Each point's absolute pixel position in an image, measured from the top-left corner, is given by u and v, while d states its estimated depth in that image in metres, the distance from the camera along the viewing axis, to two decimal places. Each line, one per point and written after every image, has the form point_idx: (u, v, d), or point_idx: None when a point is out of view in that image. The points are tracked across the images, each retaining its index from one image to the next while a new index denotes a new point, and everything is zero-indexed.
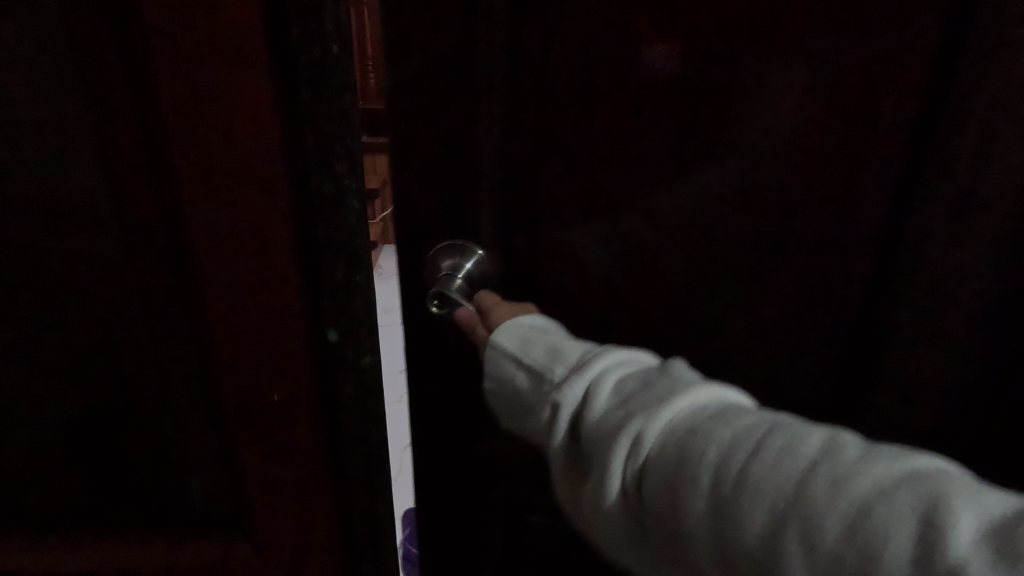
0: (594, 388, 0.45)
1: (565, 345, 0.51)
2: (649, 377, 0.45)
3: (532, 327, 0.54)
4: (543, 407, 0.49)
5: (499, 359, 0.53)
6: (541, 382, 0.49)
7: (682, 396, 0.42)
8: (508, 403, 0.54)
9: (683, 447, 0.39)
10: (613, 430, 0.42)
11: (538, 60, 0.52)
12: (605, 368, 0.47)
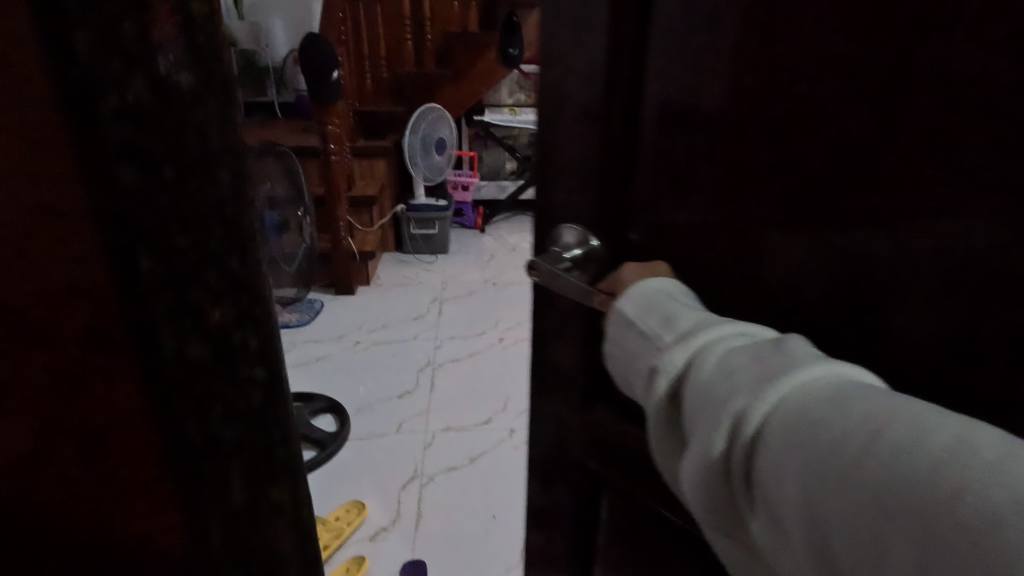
0: (696, 361, 0.44)
1: (678, 316, 0.49)
2: (757, 354, 0.42)
3: (657, 291, 0.53)
4: (649, 364, 0.49)
5: (620, 320, 0.54)
6: (651, 349, 0.49)
7: (788, 375, 0.39)
8: (625, 368, 0.54)
9: (796, 425, 0.36)
10: (709, 403, 0.41)
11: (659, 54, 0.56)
12: (708, 344, 0.45)
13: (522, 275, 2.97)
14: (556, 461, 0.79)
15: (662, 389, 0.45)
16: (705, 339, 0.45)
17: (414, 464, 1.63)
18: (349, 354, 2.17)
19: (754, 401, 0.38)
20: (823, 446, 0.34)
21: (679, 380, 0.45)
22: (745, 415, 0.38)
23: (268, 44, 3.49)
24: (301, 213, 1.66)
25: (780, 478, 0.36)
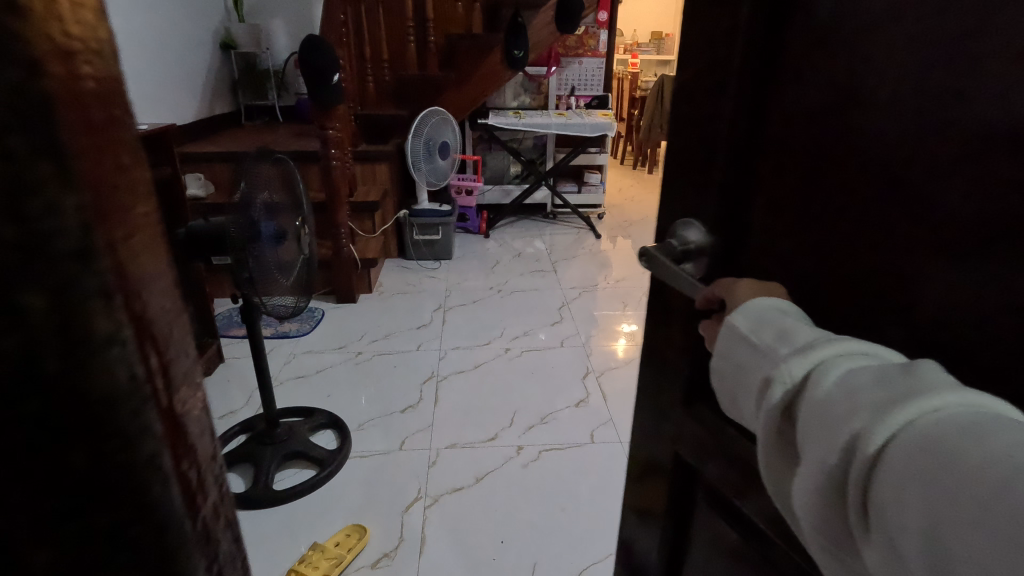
0: (820, 370, 0.37)
1: (791, 326, 0.42)
2: (886, 376, 0.34)
3: (769, 305, 0.45)
4: (757, 376, 0.42)
5: (725, 331, 0.46)
6: (762, 361, 0.42)
7: (923, 403, 0.31)
8: (723, 380, 0.47)
9: (936, 463, 0.29)
10: (827, 429, 0.34)
11: (725, 56, 0.51)
12: (819, 360, 0.37)
13: (527, 282, 2.90)
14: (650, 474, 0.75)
15: (775, 399, 0.38)
16: (833, 348, 0.38)
17: (418, 484, 1.56)
18: (349, 366, 2.10)
19: (878, 435, 0.31)
20: (979, 497, 0.27)
21: (796, 393, 0.38)
22: (868, 447, 0.31)
23: (269, 48, 3.44)
24: (299, 223, 1.55)
25: (910, 527, 0.29)
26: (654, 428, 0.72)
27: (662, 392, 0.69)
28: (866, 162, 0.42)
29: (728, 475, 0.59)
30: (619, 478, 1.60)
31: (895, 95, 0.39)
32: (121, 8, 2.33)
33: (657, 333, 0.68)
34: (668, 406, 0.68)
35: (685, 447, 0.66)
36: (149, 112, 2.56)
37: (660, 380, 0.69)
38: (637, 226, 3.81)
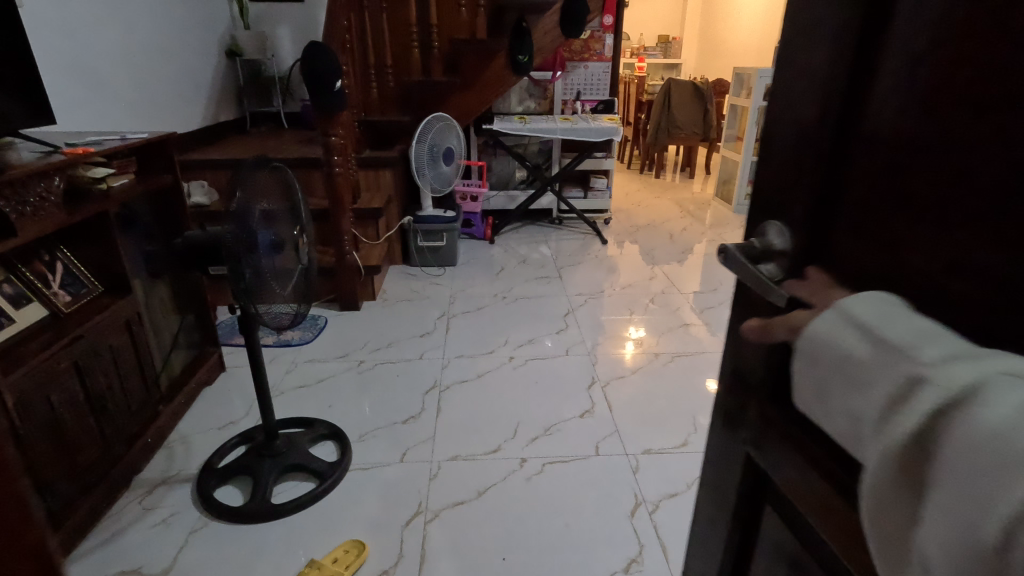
0: (989, 391, 0.33)
1: (940, 330, 0.37)
2: None
3: (883, 302, 0.41)
4: (889, 379, 0.38)
5: (842, 326, 0.42)
6: (892, 362, 0.38)
7: None
8: (817, 369, 0.44)
9: None
10: (1001, 471, 0.31)
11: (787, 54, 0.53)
12: (986, 381, 0.33)
13: (532, 288, 2.87)
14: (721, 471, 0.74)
15: (923, 414, 0.35)
16: (1002, 364, 0.33)
17: (419, 497, 1.53)
18: (352, 375, 2.08)
19: None
20: None
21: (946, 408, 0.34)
22: None
23: (273, 55, 3.43)
24: (297, 232, 1.53)
25: None
26: (731, 430, 0.70)
27: (740, 393, 0.66)
28: (877, 151, 0.45)
29: (793, 485, 0.57)
30: (625, 491, 1.56)
31: (905, 87, 0.42)
32: (124, 16, 2.33)
33: (739, 333, 0.65)
34: (745, 406, 0.66)
35: (755, 449, 0.64)
36: (153, 121, 2.55)
37: (739, 380, 0.66)
38: (644, 230, 3.78)
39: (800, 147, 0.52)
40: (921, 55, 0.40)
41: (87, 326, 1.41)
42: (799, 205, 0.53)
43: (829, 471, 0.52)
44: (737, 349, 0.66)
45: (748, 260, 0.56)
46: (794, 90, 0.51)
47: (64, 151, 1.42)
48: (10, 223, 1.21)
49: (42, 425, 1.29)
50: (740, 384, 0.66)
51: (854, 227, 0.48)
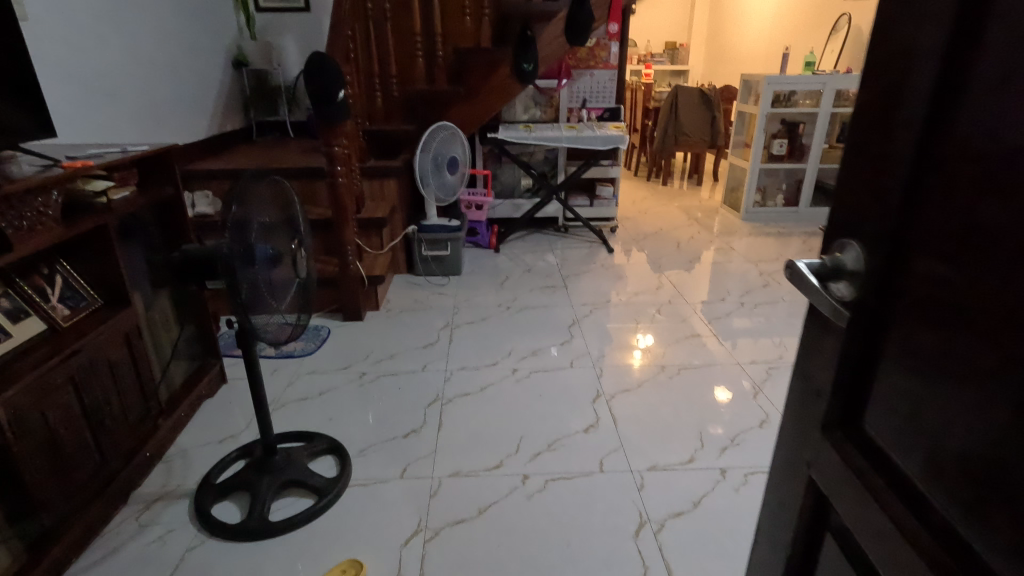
0: None
1: None
2: None
3: None
4: None
5: None
6: None
7: None
8: None
9: None
10: None
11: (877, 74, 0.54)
12: None
13: (538, 298, 2.84)
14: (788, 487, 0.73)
15: None
16: None
17: (418, 515, 1.50)
18: (354, 388, 2.05)
19: None
20: None
21: None
22: None
23: (279, 65, 3.42)
24: (295, 245, 1.51)
25: None
26: (794, 450, 0.69)
27: (807, 414, 0.66)
28: (949, 157, 0.46)
29: (855, 513, 0.57)
30: (629, 510, 1.52)
31: (976, 94, 0.43)
32: (131, 28, 2.34)
33: (810, 355, 0.64)
34: (811, 427, 0.65)
35: (820, 472, 0.63)
36: (159, 131, 2.55)
37: (806, 400, 0.66)
38: (651, 238, 3.74)
39: (881, 173, 0.52)
40: (993, 64, 0.41)
41: (83, 340, 1.39)
42: (875, 226, 0.53)
43: (896, 490, 0.52)
44: (805, 369, 0.65)
45: (815, 277, 0.58)
46: (879, 117, 0.52)
47: (64, 164, 1.41)
48: (6, 238, 1.20)
49: (37, 440, 1.28)
50: (807, 406, 0.65)
51: (928, 256, 0.48)
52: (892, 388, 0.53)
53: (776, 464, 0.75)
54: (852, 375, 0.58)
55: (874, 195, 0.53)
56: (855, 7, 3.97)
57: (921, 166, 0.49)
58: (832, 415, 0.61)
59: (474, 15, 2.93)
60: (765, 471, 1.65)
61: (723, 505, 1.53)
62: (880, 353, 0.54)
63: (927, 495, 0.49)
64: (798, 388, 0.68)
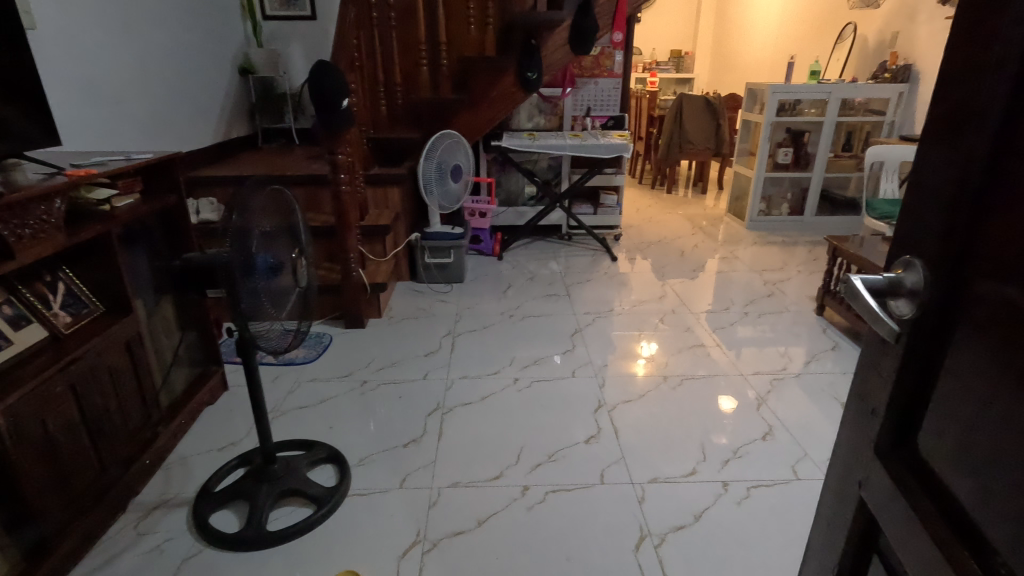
0: None
1: None
2: None
3: None
4: None
5: None
6: None
7: None
8: None
9: None
10: None
11: (939, 87, 0.51)
12: None
13: (540, 306, 2.83)
14: (835, 514, 0.71)
15: None
16: None
17: (416, 526, 1.49)
18: (354, 396, 2.05)
19: None
20: None
21: None
22: None
23: (286, 72, 3.46)
24: (296, 253, 1.51)
25: None
26: (845, 469, 0.67)
27: (860, 434, 0.64)
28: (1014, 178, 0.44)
29: (901, 536, 0.56)
30: (629, 523, 1.50)
31: None
32: (138, 37, 2.36)
33: (866, 374, 0.62)
34: (864, 446, 0.63)
35: (871, 493, 0.61)
36: (166, 139, 2.57)
37: (860, 420, 0.64)
38: (655, 247, 3.73)
39: (943, 188, 0.50)
40: None
41: (84, 348, 1.39)
42: (933, 241, 0.51)
43: (948, 513, 0.51)
44: (860, 388, 0.64)
45: (870, 295, 0.55)
46: (948, 129, 0.50)
47: (68, 172, 1.41)
48: (9, 247, 1.20)
49: (35, 448, 1.28)
50: (860, 425, 0.64)
51: (989, 277, 0.46)
52: (949, 411, 0.52)
53: (826, 485, 0.73)
54: (909, 396, 0.56)
55: (936, 208, 0.51)
56: (860, 16, 3.97)
57: (985, 184, 0.47)
58: (885, 436, 0.59)
59: (478, 24, 2.94)
60: (768, 484, 1.63)
61: (724, 518, 1.52)
62: (941, 374, 0.52)
63: (982, 526, 0.47)
64: (852, 407, 0.66)
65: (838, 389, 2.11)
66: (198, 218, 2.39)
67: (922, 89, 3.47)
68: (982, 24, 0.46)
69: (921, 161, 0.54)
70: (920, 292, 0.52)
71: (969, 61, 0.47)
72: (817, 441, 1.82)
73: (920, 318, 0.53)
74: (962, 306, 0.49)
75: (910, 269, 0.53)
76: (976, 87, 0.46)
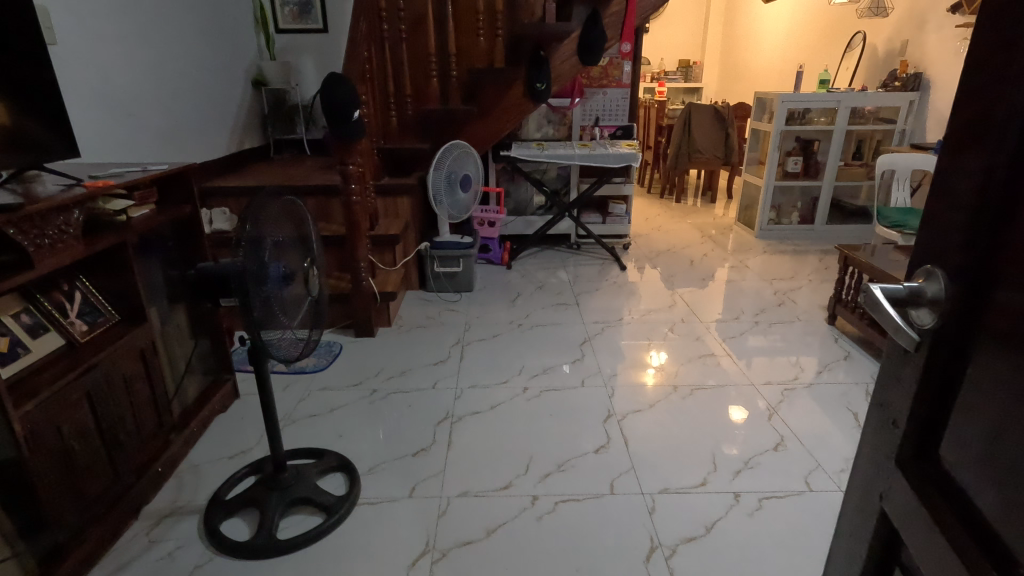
0: None
1: None
2: None
3: None
4: None
5: None
6: None
7: None
8: None
9: None
10: None
11: (962, 98, 0.51)
12: None
13: (549, 316, 2.83)
14: (856, 526, 0.70)
15: None
16: None
17: (425, 536, 1.49)
18: (364, 405, 2.05)
19: None
20: None
21: None
22: None
23: (298, 84, 3.39)
24: (308, 263, 1.52)
25: None
26: (867, 481, 0.67)
27: (882, 444, 0.63)
28: None
29: (923, 548, 0.55)
30: (640, 534, 1.49)
31: None
32: (154, 51, 2.41)
33: (887, 383, 0.62)
34: (885, 456, 0.63)
35: (893, 505, 0.61)
36: (180, 150, 2.61)
37: (881, 430, 0.63)
38: (664, 256, 3.72)
39: (964, 198, 0.50)
40: None
41: (100, 356, 1.41)
42: (954, 250, 0.51)
43: (973, 523, 0.50)
44: (880, 397, 0.63)
45: (891, 305, 0.55)
46: (971, 139, 0.49)
47: (86, 183, 1.44)
48: (28, 256, 1.22)
49: (50, 454, 1.30)
50: (881, 435, 0.63)
51: (1009, 287, 0.46)
52: (971, 421, 0.51)
53: (848, 496, 0.72)
54: (930, 404, 0.56)
55: (957, 216, 0.51)
56: (870, 25, 3.97)
57: (1010, 193, 0.46)
58: (907, 446, 0.59)
59: (487, 36, 2.98)
60: (780, 496, 1.62)
61: (736, 530, 1.50)
62: (963, 384, 0.52)
63: (1005, 536, 0.46)
64: (874, 418, 0.66)
65: (852, 399, 2.08)
66: (212, 227, 2.43)
67: (933, 97, 3.45)
68: (1003, 33, 0.46)
69: (942, 172, 0.54)
70: (941, 303, 0.52)
71: (991, 72, 0.47)
72: (829, 452, 1.80)
73: (939, 328, 0.53)
74: (984, 316, 0.49)
75: (931, 280, 0.53)
76: (999, 98, 0.46)
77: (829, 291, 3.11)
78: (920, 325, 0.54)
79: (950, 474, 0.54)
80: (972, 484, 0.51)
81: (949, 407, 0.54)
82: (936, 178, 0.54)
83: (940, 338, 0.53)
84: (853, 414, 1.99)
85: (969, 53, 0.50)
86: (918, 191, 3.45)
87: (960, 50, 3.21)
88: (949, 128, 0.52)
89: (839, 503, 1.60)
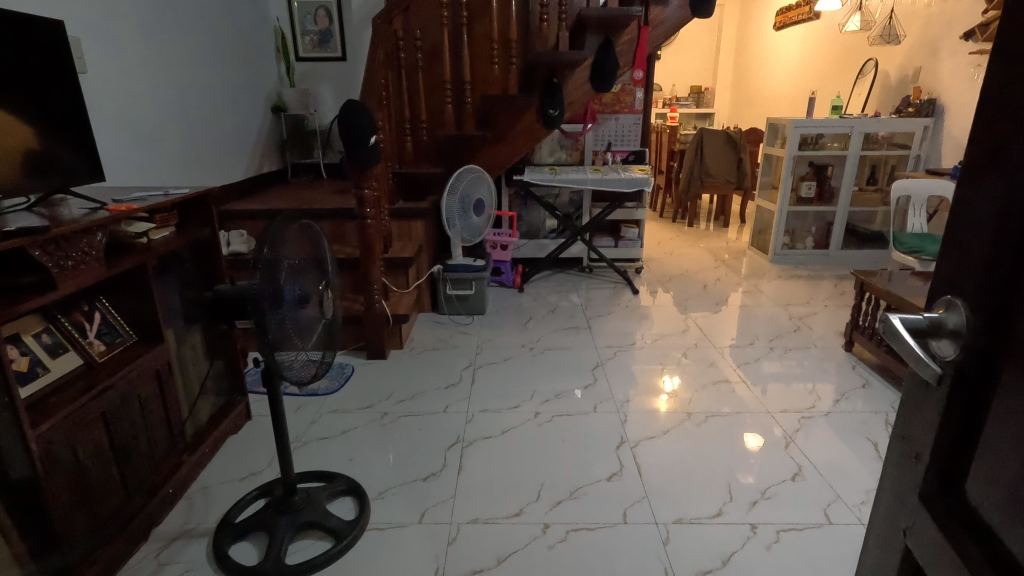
0: None
1: None
2: None
3: None
4: None
5: None
6: None
7: None
8: None
9: None
10: None
11: (976, 130, 0.51)
12: None
13: (561, 339, 2.81)
14: (880, 563, 0.67)
15: None
16: None
17: (434, 563, 1.46)
18: (375, 428, 2.05)
19: None
20: None
21: None
22: None
23: (315, 110, 3.47)
24: (322, 286, 1.54)
25: None
26: (888, 516, 0.65)
27: (905, 477, 0.62)
28: None
29: None
30: (654, 564, 1.45)
31: None
32: (179, 79, 2.49)
33: (908, 416, 0.61)
34: (908, 491, 0.61)
35: (918, 543, 0.59)
36: (201, 173, 2.67)
37: (904, 463, 0.62)
38: (677, 280, 3.70)
39: (985, 229, 0.50)
40: None
41: (117, 376, 1.43)
42: (975, 280, 0.51)
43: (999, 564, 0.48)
44: (902, 431, 0.62)
45: (910, 336, 0.54)
46: (990, 166, 0.49)
47: (110, 206, 1.47)
48: (52, 278, 1.24)
49: (63, 472, 1.31)
50: (904, 469, 0.62)
51: None
52: (997, 456, 0.50)
53: (870, 531, 0.70)
54: (951, 436, 0.55)
55: (978, 243, 0.51)
56: (882, 52, 3.98)
57: None
58: (931, 481, 0.57)
59: (501, 64, 3.04)
60: (799, 528, 1.57)
61: (753, 563, 1.46)
62: (985, 418, 0.51)
63: None
64: (895, 451, 0.64)
65: (870, 428, 2.04)
66: (229, 249, 2.47)
67: (947, 123, 3.43)
68: (1019, 63, 0.46)
69: (958, 202, 0.54)
70: (962, 334, 0.51)
71: (1009, 105, 0.47)
72: (849, 484, 1.75)
73: (957, 358, 0.52)
74: (1005, 345, 0.48)
75: (952, 311, 0.52)
76: (1016, 133, 0.46)
77: (846, 316, 3.07)
78: (943, 356, 0.53)
79: (976, 509, 0.52)
80: (997, 521, 0.49)
81: (974, 438, 0.53)
82: (953, 209, 0.54)
83: (962, 369, 0.52)
84: (873, 443, 1.95)
85: (988, 86, 0.50)
86: (934, 217, 3.43)
87: (974, 76, 3.21)
88: (966, 159, 0.52)
89: (860, 538, 1.55)
